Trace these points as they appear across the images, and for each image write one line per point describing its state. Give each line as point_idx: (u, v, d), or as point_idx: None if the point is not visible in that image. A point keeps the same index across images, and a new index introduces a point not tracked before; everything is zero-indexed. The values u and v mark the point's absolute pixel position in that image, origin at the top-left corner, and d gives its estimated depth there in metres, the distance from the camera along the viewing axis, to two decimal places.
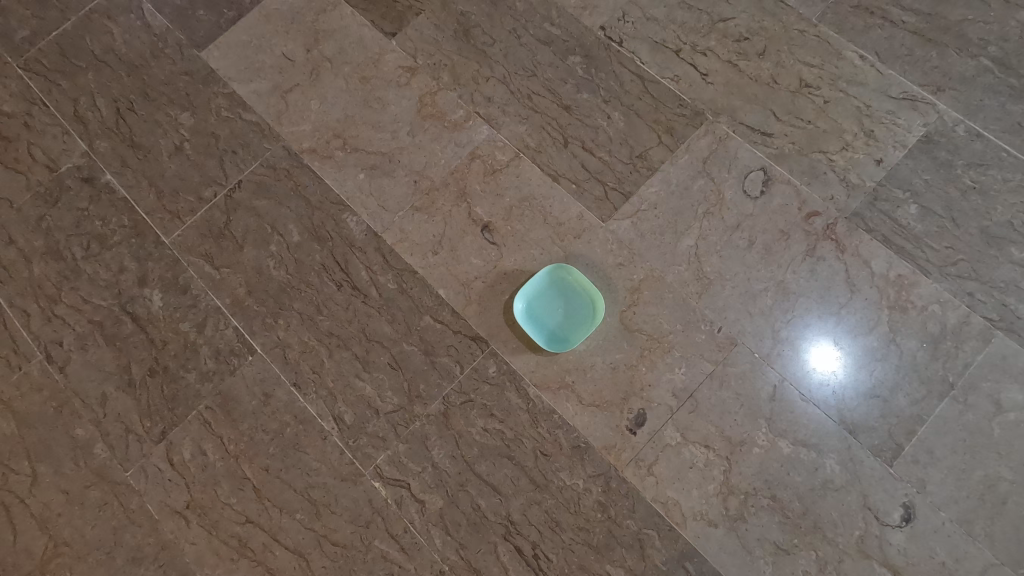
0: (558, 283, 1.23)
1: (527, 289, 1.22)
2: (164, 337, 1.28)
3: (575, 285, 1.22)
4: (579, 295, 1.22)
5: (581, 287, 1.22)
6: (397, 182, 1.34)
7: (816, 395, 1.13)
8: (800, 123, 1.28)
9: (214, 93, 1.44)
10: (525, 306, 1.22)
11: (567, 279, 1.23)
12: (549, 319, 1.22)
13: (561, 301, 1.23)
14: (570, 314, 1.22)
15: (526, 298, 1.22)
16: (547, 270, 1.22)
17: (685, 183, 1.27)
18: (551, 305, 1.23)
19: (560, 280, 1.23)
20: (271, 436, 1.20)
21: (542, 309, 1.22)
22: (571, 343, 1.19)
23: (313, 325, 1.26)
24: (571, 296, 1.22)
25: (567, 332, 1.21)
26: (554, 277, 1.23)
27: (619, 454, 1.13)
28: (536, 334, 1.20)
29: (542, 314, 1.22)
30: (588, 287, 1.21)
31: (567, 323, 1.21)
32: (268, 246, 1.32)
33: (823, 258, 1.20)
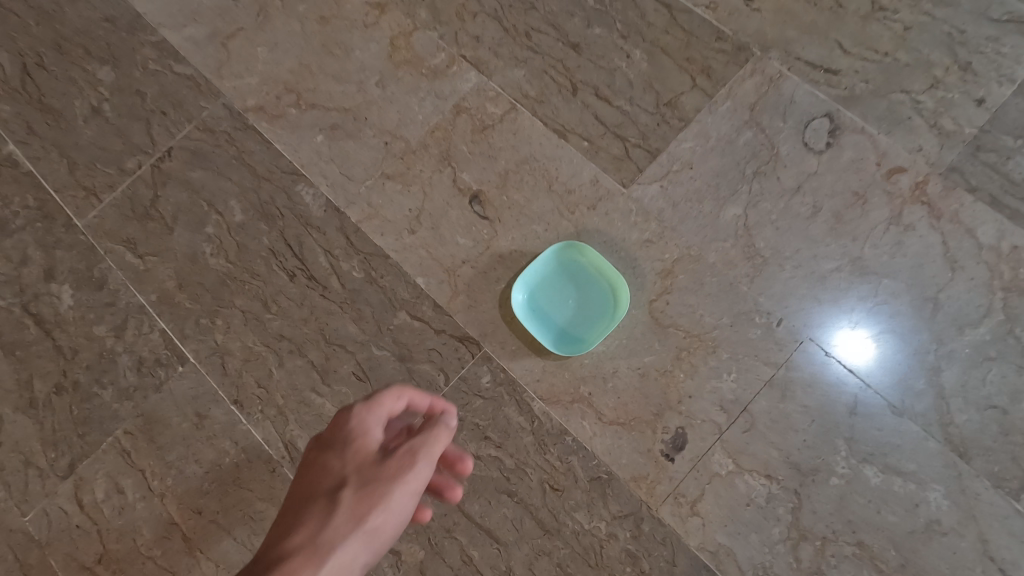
0: (568, 266, 0.97)
1: (528, 274, 0.96)
2: (75, 345, 1.02)
3: (589, 269, 0.96)
4: (595, 280, 0.96)
5: (598, 270, 0.95)
6: (364, 144, 1.07)
7: (910, 406, 0.86)
8: (874, 56, 1.00)
9: (141, 43, 1.17)
10: (526, 297, 0.96)
11: (580, 261, 0.96)
12: (557, 313, 0.95)
13: (572, 290, 0.96)
14: (584, 306, 0.95)
15: (528, 287, 0.96)
16: (554, 250, 0.96)
17: (728, 136, 1.00)
18: (560, 295, 0.96)
19: (571, 263, 0.97)
20: (205, 468, 0.94)
21: (548, 300, 0.96)
22: (587, 344, 0.93)
23: (259, 326, 1.00)
24: (585, 283, 0.96)
25: (580, 330, 0.94)
26: (563, 259, 0.97)
27: (652, 488, 0.87)
28: (541, 333, 0.94)
29: (548, 307, 0.96)
30: (606, 270, 0.95)
31: (580, 318, 0.95)
32: (203, 228, 1.05)
33: (913, 227, 0.92)
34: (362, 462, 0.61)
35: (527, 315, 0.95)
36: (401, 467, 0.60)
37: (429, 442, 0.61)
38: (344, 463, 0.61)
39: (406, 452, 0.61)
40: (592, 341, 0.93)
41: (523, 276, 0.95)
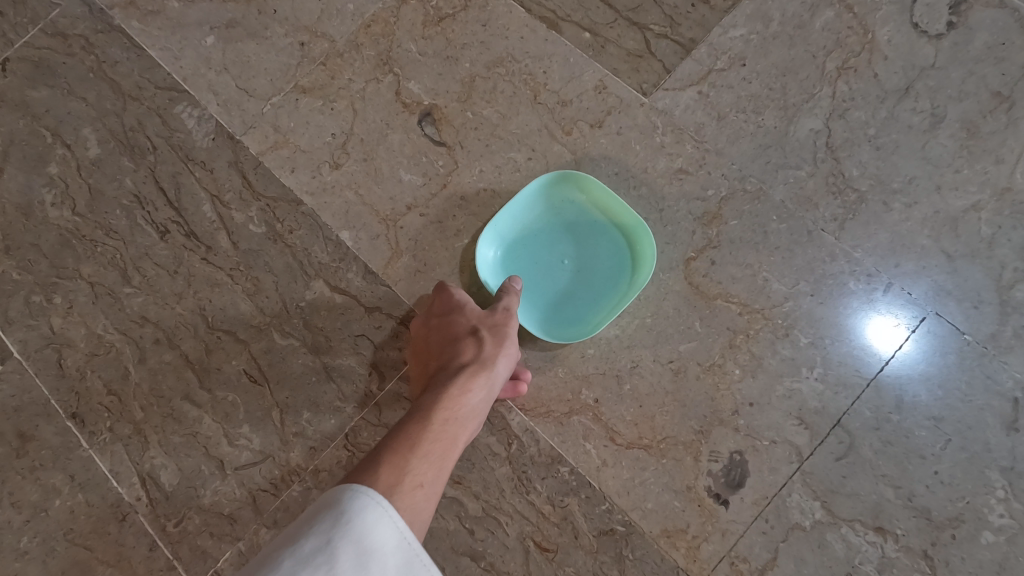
0: (563, 208, 0.64)
1: (502, 221, 0.63)
2: None
3: (597, 216, 0.64)
4: (604, 229, 0.64)
5: (609, 214, 0.63)
6: (269, 46, 0.75)
7: None
8: None
9: None
10: (499, 256, 0.64)
11: (582, 201, 0.64)
12: (545, 279, 0.63)
13: (570, 243, 0.64)
14: (587, 269, 0.63)
15: (501, 241, 0.64)
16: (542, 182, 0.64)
17: (799, 18, 0.67)
18: (550, 253, 0.64)
19: (569, 203, 0.64)
20: (26, 516, 0.63)
21: (532, 261, 0.64)
22: (590, 326, 0.61)
23: (115, 305, 0.69)
24: (589, 237, 0.64)
25: (580, 306, 0.62)
26: (556, 197, 0.64)
27: (696, 549, 0.56)
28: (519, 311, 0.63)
29: (532, 270, 0.64)
30: (622, 212, 0.62)
31: (578, 287, 0.63)
32: (44, 168, 0.74)
33: None
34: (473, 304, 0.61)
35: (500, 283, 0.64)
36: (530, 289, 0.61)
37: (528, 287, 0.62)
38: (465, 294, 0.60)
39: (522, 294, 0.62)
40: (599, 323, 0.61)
41: (493, 223, 0.63)
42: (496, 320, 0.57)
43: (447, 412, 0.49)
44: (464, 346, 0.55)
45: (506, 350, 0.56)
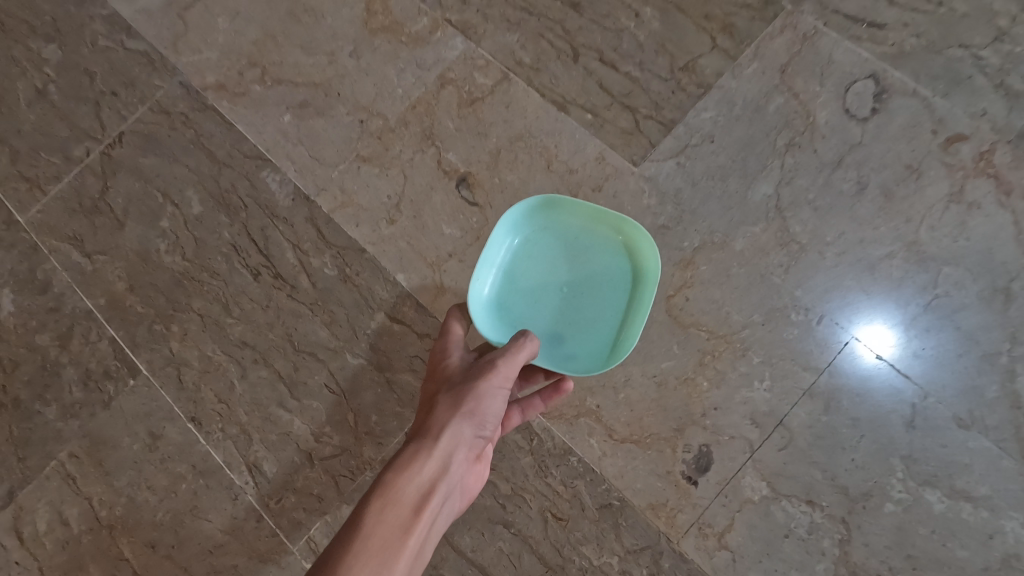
0: (540, 240, 0.77)
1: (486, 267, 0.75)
2: (14, 356, 0.90)
3: (587, 233, 0.77)
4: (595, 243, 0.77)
5: (599, 224, 0.77)
6: (335, 123, 0.94)
7: (979, 417, 0.72)
8: (925, 6, 0.86)
9: (90, 17, 1.05)
10: (499, 293, 0.76)
11: (562, 223, 0.77)
12: (556, 299, 0.76)
13: (562, 268, 0.77)
14: (590, 286, 0.76)
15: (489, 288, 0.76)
16: (512, 221, 0.76)
17: (756, 102, 0.85)
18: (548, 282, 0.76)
19: (544, 232, 0.77)
20: (159, 496, 0.83)
21: (537, 285, 0.76)
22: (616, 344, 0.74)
23: (220, 332, 0.88)
24: (585, 252, 0.77)
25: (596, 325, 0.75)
26: (531, 228, 0.77)
27: (673, 518, 0.74)
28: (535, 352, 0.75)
29: (540, 293, 0.76)
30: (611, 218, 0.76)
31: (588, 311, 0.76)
32: (157, 222, 0.93)
33: (978, 205, 0.78)
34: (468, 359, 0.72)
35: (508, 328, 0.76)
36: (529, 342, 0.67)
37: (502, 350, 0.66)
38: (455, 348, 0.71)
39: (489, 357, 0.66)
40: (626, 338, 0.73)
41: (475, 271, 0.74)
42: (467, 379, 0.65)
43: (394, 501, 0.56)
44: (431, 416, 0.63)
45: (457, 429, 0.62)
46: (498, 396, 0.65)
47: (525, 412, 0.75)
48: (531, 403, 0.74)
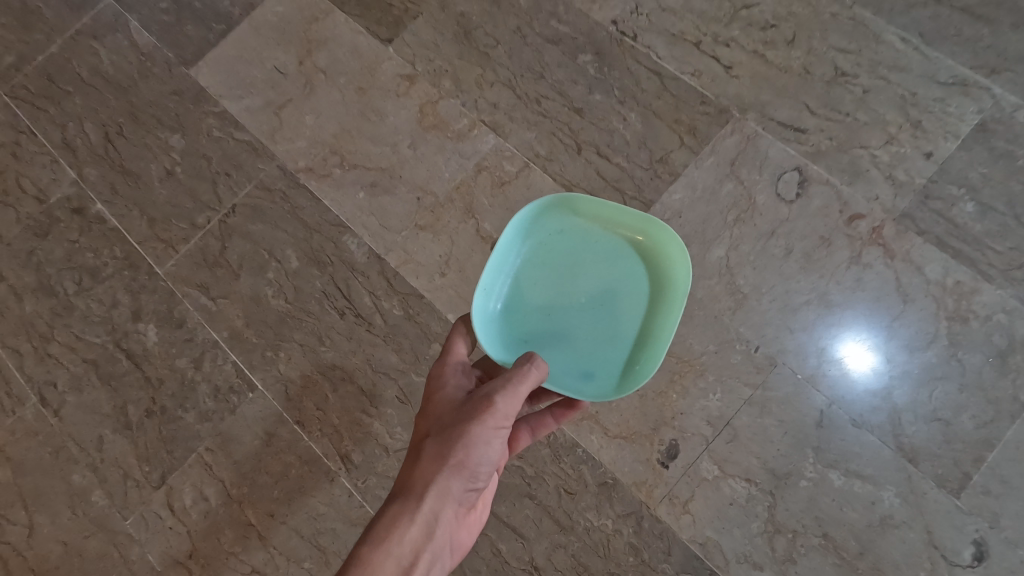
0: (562, 235, 0.96)
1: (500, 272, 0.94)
2: (160, 375, 1.21)
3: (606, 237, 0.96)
4: (612, 249, 0.96)
5: (617, 230, 0.96)
6: (399, 198, 1.25)
7: (867, 418, 1.02)
8: (836, 116, 1.17)
9: (205, 112, 1.37)
10: (526, 271, 0.95)
11: (587, 224, 0.96)
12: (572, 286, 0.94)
13: (580, 266, 0.95)
14: (608, 290, 0.94)
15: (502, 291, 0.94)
16: (546, 214, 0.96)
17: (712, 187, 1.16)
18: (564, 285, 0.94)
19: (564, 233, 0.96)
20: (274, 478, 1.12)
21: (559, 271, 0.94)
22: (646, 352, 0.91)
23: (316, 357, 1.18)
24: (602, 251, 0.95)
25: (614, 329, 0.92)
26: (561, 222, 0.96)
27: (651, 491, 1.03)
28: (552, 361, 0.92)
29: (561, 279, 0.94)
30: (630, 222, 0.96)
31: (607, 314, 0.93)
32: (265, 274, 1.24)
33: (871, 265, 1.09)
34: (461, 393, 0.85)
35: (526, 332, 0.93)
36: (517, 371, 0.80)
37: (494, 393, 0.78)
38: (455, 378, 0.87)
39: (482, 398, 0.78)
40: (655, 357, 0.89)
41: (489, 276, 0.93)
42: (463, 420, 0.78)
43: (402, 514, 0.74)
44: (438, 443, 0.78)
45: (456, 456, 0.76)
46: (492, 430, 0.78)
47: (536, 430, 0.95)
48: (542, 421, 0.95)
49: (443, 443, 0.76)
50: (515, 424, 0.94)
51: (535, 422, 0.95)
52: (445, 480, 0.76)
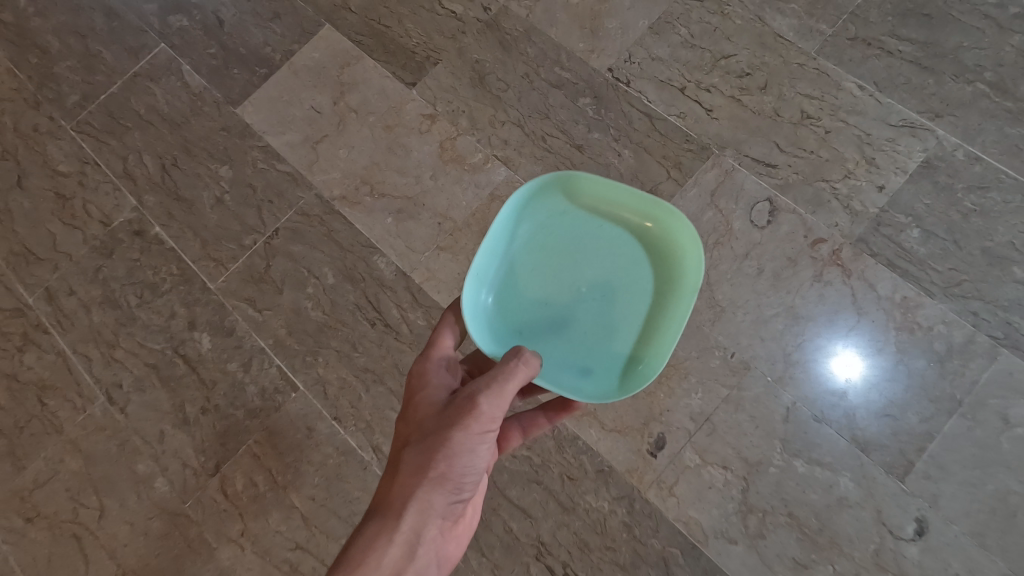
0: (573, 221, 1.04)
1: (499, 256, 1.02)
2: (213, 377, 1.38)
3: (615, 226, 1.05)
4: (620, 239, 1.04)
5: (625, 220, 1.04)
6: (422, 223, 1.43)
7: (826, 414, 1.19)
8: (802, 153, 1.35)
9: (251, 146, 1.56)
10: (537, 257, 1.03)
11: (597, 212, 1.05)
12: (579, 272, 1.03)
13: (586, 252, 1.03)
14: (610, 279, 1.03)
15: (499, 275, 1.02)
16: (558, 200, 1.04)
17: (695, 214, 1.34)
18: (565, 273, 1.03)
19: (574, 219, 1.04)
20: (315, 467, 1.29)
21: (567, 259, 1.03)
22: (644, 351, 1.00)
23: (350, 361, 1.35)
24: (610, 239, 1.04)
25: (613, 319, 1.02)
26: (572, 209, 1.05)
27: (642, 477, 1.20)
28: (550, 350, 1.01)
29: (567, 267, 1.03)
30: (643, 212, 1.04)
31: (607, 306, 1.02)
32: (305, 289, 1.42)
33: (831, 282, 1.26)
34: (440, 394, 0.92)
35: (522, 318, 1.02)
36: (487, 376, 0.85)
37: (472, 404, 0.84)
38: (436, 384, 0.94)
39: (460, 408, 0.85)
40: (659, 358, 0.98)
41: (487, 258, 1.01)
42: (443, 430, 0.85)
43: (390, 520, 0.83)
44: (417, 452, 0.85)
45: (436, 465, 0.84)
46: (472, 437, 0.85)
47: (526, 431, 1.07)
48: (534, 422, 1.07)
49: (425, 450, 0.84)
50: (508, 424, 1.06)
51: (526, 424, 1.08)
52: (423, 488, 0.84)
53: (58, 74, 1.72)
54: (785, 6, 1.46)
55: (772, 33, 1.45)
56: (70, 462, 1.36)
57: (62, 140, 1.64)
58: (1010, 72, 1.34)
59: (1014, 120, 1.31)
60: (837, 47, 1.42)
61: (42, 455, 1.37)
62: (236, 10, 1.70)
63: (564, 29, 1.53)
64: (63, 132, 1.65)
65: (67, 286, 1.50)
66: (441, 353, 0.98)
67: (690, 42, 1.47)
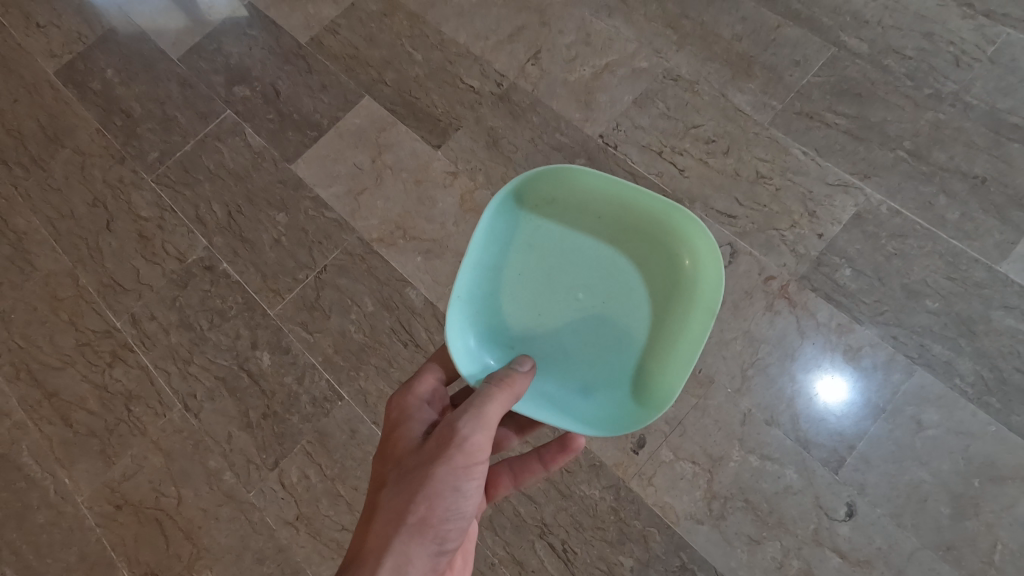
0: (587, 238, 1.23)
1: (517, 273, 1.23)
2: (273, 388, 1.66)
3: (630, 241, 1.22)
4: (632, 253, 1.22)
5: (637, 236, 1.22)
6: (446, 261, 1.73)
7: (776, 418, 1.46)
8: (757, 206, 1.66)
9: (303, 197, 1.87)
10: (551, 273, 1.22)
11: (611, 229, 1.23)
12: (588, 284, 1.21)
13: (598, 266, 1.22)
14: (620, 289, 1.21)
15: (513, 287, 1.22)
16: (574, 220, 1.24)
17: None
18: (573, 284, 1.22)
19: (588, 237, 1.23)
20: (358, 462, 1.57)
21: (578, 273, 1.22)
22: (656, 363, 1.18)
23: (387, 375, 1.64)
24: (624, 252, 1.22)
25: (621, 324, 1.20)
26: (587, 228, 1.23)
27: (626, 469, 1.47)
28: (565, 358, 1.20)
29: (578, 281, 1.22)
30: (655, 231, 1.21)
31: (618, 317, 1.20)
32: (349, 315, 1.71)
33: (780, 311, 1.55)
34: (416, 436, 1.07)
35: (529, 330, 1.21)
36: (455, 409, 1.00)
37: (446, 438, 0.97)
38: (416, 430, 1.08)
39: (435, 444, 0.98)
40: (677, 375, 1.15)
41: (493, 276, 1.22)
42: (422, 466, 0.97)
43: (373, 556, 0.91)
44: (397, 490, 0.96)
45: (416, 499, 0.94)
46: (449, 469, 0.96)
47: (516, 478, 1.26)
48: (526, 470, 1.26)
49: (406, 485, 0.96)
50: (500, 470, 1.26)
51: (518, 471, 1.26)
52: (404, 524, 0.93)
53: (140, 134, 2.05)
54: (743, 85, 1.79)
55: (733, 107, 1.77)
56: (153, 458, 1.64)
57: (144, 189, 1.97)
58: (924, 141, 1.66)
59: (928, 180, 1.62)
60: (786, 119, 1.74)
61: (129, 452, 1.65)
62: (291, 82, 2.04)
63: (563, 101, 1.86)
64: (144, 183, 1.98)
65: (149, 312, 1.80)
66: (419, 399, 1.15)
67: (666, 114, 1.80)
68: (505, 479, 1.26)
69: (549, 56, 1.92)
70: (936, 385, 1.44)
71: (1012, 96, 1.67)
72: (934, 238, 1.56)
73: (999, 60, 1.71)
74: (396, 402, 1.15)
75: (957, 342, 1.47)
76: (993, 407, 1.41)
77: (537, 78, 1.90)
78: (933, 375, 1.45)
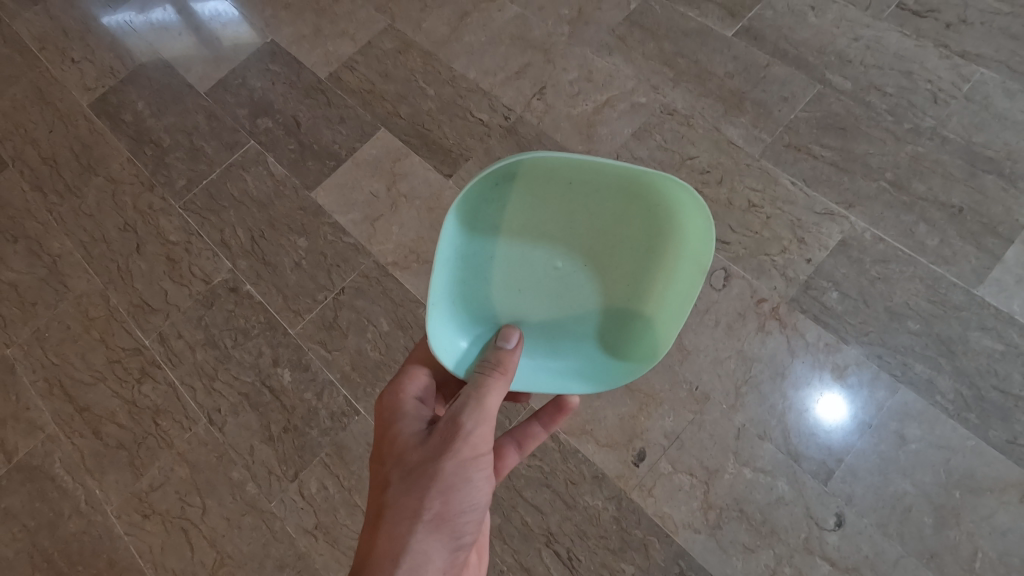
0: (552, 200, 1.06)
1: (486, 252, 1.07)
2: (293, 403, 1.76)
3: (603, 194, 1.05)
4: (604, 208, 1.06)
5: (609, 188, 1.04)
6: None
7: (769, 433, 1.55)
8: (749, 234, 1.77)
9: (323, 222, 1.99)
10: (523, 245, 1.08)
11: (577, 185, 1.04)
12: (564, 250, 1.09)
13: (570, 229, 1.08)
14: (597, 249, 1.09)
15: (485, 268, 1.08)
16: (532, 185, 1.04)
17: None
18: (547, 254, 1.09)
19: (552, 197, 1.05)
20: None
21: (551, 241, 1.09)
22: (643, 323, 1.12)
23: None
24: (596, 206, 1.06)
25: (603, 285, 1.11)
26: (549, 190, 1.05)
27: (627, 480, 1.56)
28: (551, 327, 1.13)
29: (553, 249, 1.09)
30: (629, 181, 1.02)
31: (600, 278, 1.10)
32: (365, 334, 1.82)
33: (771, 331, 1.65)
34: (413, 427, 1.06)
35: (505, 311, 1.11)
36: (452, 404, 1.01)
37: (453, 435, 0.99)
38: (411, 422, 1.07)
39: (441, 442, 0.99)
40: (663, 330, 1.09)
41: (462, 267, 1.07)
42: (429, 463, 0.98)
43: (393, 555, 0.94)
44: (406, 488, 0.97)
45: (427, 497, 0.97)
46: (457, 464, 0.98)
47: (520, 446, 1.31)
48: (529, 437, 1.31)
49: (415, 483, 0.97)
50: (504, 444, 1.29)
51: (521, 440, 1.31)
52: (420, 522, 0.96)
53: (169, 163, 2.18)
54: (735, 119, 1.92)
55: (726, 140, 1.90)
56: (179, 469, 1.73)
57: (173, 215, 2.09)
58: (905, 173, 1.77)
59: (908, 209, 1.73)
60: (775, 151, 1.86)
61: (157, 464, 1.74)
62: (311, 115, 2.17)
63: (566, 134, 1.99)
64: (173, 209, 2.10)
65: (176, 331, 1.91)
66: (411, 393, 1.13)
67: (664, 146, 1.92)
68: (509, 450, 1.30)
69: (553, 92, 2.06)
70: (918, 402, 1.53)
71: (986, 131, 1.79)
72: (914, 263, 1.67)
73: (974, 97, 1.83)
74: (386, 399, 1.12)
75: (938, 361, 1.57)
76: (971, 423, 1.50)
77: (542, 112, 2.03)
78: (915, 393, 1.54)
